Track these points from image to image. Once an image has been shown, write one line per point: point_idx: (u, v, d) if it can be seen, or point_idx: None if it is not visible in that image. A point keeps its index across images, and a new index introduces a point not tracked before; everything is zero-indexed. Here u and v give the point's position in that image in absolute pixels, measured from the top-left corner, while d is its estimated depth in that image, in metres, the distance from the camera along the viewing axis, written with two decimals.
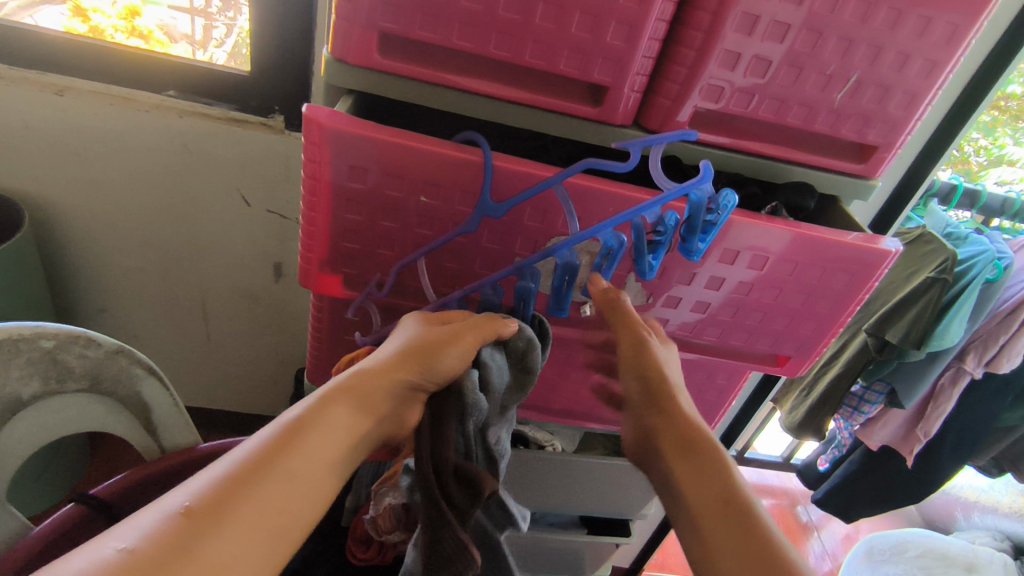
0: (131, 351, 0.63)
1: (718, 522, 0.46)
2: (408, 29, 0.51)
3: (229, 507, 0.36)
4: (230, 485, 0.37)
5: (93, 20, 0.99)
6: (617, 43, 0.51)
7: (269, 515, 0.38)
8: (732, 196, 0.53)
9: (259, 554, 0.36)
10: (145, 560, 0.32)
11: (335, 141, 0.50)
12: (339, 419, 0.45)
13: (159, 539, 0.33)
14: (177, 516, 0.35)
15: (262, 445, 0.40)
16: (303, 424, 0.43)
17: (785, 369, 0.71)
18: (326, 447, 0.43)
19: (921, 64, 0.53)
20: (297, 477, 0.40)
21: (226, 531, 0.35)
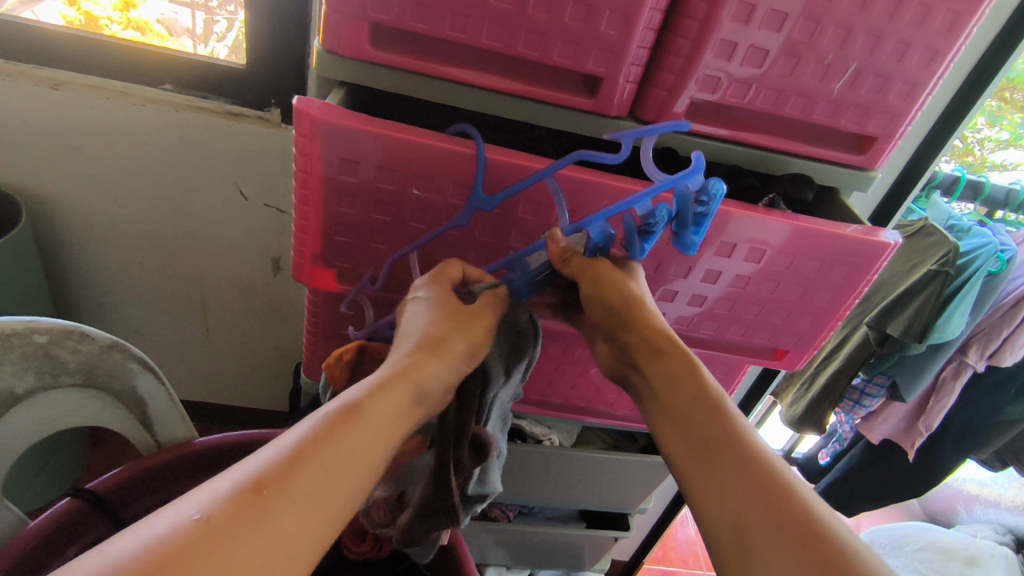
0: (125, 346, 0.63)
1: (716, 463, 0.44)
2: (400, 20, 0.50)
3: (296, 480, 0.36)
4: (298, 457, 0.37)
5: (90, 11, 0.98)
6: (611, 33, 0.51)
7: (331, 490, 0.37)
8: (719, 184, 0.51)
9: (323, 528, 0.36)
10: (220, 528, 0.32)
11: (325, 134, 0.50)
12: (395, 400, 0.44)
13: (231, 507, 0.33)
14: (249, 487, 0.34)
15: (328, 418, 0.40)
16: (364, 402, 0.42)
17: (783, 363, 0.71)
18: (383, 428, 0.42)
19: (921, 53, 0.52)
20: (357, 454, 0.40)
21: (296, 505, 0.35)
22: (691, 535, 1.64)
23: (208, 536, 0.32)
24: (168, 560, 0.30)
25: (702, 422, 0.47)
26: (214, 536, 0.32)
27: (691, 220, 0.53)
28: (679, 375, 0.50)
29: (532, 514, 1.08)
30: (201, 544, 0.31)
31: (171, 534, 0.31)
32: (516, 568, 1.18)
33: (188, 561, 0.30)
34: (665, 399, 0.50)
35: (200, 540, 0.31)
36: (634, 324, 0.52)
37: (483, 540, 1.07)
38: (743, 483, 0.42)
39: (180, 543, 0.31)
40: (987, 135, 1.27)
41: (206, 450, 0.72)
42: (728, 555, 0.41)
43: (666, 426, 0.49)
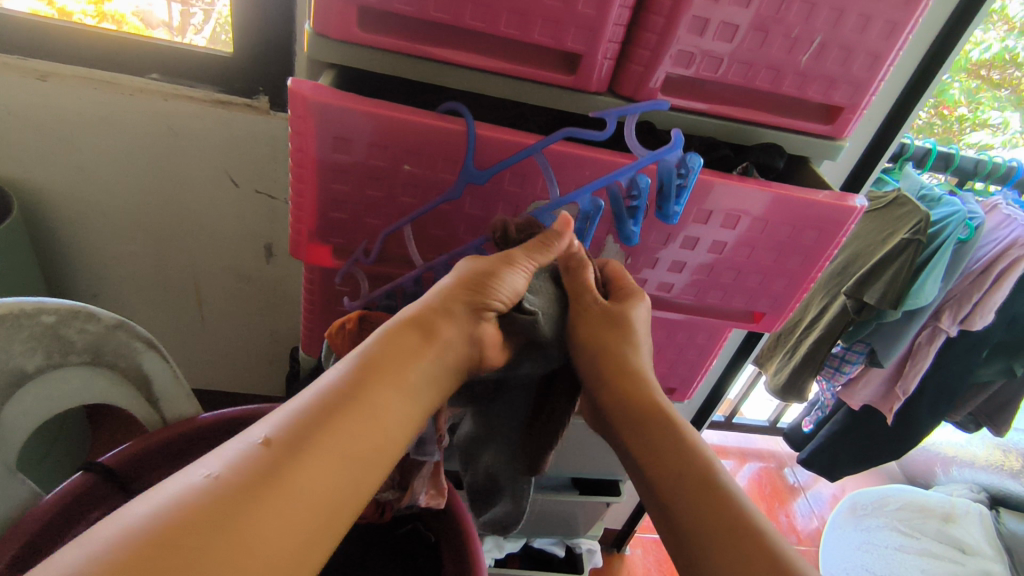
0: (130, 325, 0.65)
1: (708, 541, 0.46)
2: (385, 3, 0.53)
3: (306, 439, 0.39)
4: (303, 419, 0.41)
5: (60, 3, 0.98)
6: (589, 12, 0.53)
7: (342, 447, 0.41)
8: (696, 158, 0.55)
9: (338, 479, 0.40)
10: (232, 484, 0.36)
11: (318, 113, 0.52)
12: (408, 348, 0.48)
13: (240, 470, 0.36)
14: (261, 446, 0.38)
15: (334, 382, 0.44)
16: (370, 361, 0.46)
17: (760, 325, 0.74)
18: (396, 378, 0.46)
19: (881, 25, 0.55)
20: (366, 408, 0.43)
21: (309, 458, 0.39)
22: None
23: (222, 491, 0.35)
24: (186, 513, 0.33)
25: (683, 487, 0.49)
26: (228, 491, 0.35)
27: (674, 191, 0.57)
28: (667, 442, 0.52)
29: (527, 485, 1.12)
30: (210, 498, 0.34)
31: (189, 491, 0.34)
32: (513, 537, 1.21)
33: (204, 513, 0.34)
34: (644, 461, 0.52)
35: (215, 494, 0.35)
36: (621, 391, 0.55)
37: None
38: (724, 546, 0.45)
39: (195, 497, 0.34)
40: (966, 112, 1.35)
41: (211, 425, 0.75)
42: None
43: (649, 480, 0.52)
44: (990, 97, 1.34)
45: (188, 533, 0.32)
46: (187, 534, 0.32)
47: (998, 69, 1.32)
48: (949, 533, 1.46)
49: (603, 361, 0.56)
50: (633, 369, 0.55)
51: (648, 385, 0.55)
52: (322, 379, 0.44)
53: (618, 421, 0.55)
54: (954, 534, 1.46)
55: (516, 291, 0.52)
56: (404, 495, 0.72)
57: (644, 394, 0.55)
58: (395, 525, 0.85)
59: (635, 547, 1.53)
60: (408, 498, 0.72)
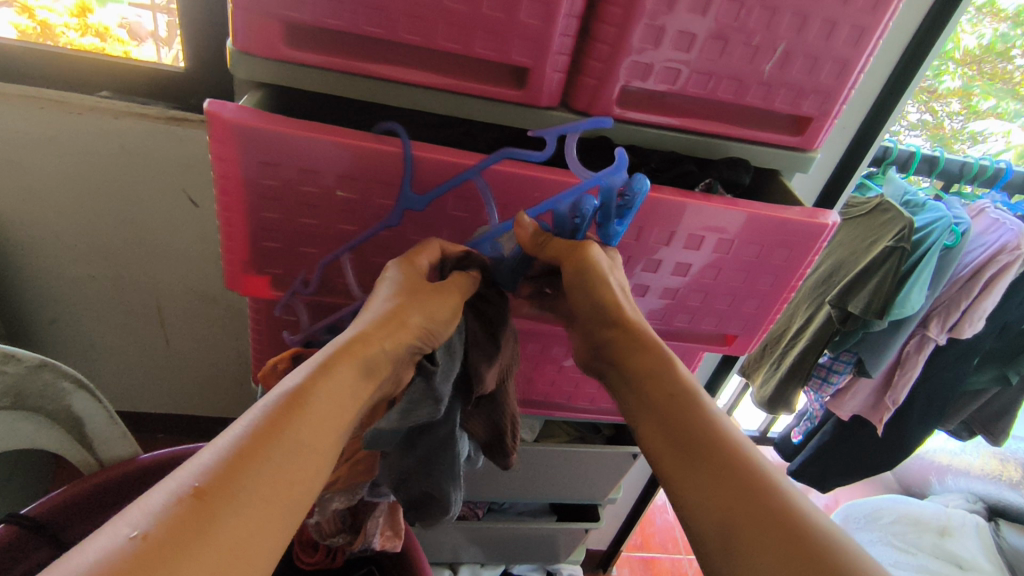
0: (56, 365, 0.61)
1: (698, 462, 0.45)
2: (312, 18, 0.48)
3: (243, 481, 0.34)
4: (239, 459, 0.35)
5: (40, 17, 0.93)
6: (533, 22, 0.49)
7: (283, 489, 0.35)
8: (643, 178, 0.50)
9: (281, 525, 0.35)
10: (165, 544, 0.30)
11: (241, 139, 0.48)
12: (344, 381, 0.43)
13: (169, 524, 0.30)
14: (193, 491, 0.32)
15: (269, 415, 0.37)
16: (308, 388, 0.40)
17: (733, 348, 0.70)
18: (334, 412, 0.41)
19: (849, 31, 0.51)
20: (305, 446, 0.38)
21: (247, 506, 0.33)
22: (670, 520, 1.64)
23: (154, 553, 0.29)
24: None
25: (682, 416, 0.48)
26: (158, 557, 0.29)
27: (615, 210, 0.53)
28: (658, 370, 0.51)
29: (503, 510, 1.08)
30: (141, 565, 0.28)
31: (106, 561, 0.28)
32: (490, 564, 1.17)
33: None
34: (644, 390, 0.51)
35: (141, 561, 0.28)
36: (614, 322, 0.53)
37: (455, 539, 1.06)
38: (728, 484, 0.42)
39: (117, 567, 0.28)
40: (956, 108, 1.35)
41: (150, 466, 0.71)
42: (712, 547, 0.41)
43: (646, 421, 0.50)
44: (984, 90, 1.34)
45: None
46: None
47: (991, 62, 1.31)
48: (945, 546, 1.42)
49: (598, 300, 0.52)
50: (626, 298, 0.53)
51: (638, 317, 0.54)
52: (254, 412, 0.38)
53: (624, 353, 0.53)
54: (949, 547, 1.41)
55: (435, 333, 0.50)
56: (355, 539, 0.68)
57: (637, 324, 0.53)
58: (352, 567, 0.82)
59: (623, 567, 1.49)
60: (360, 542, 0.69)
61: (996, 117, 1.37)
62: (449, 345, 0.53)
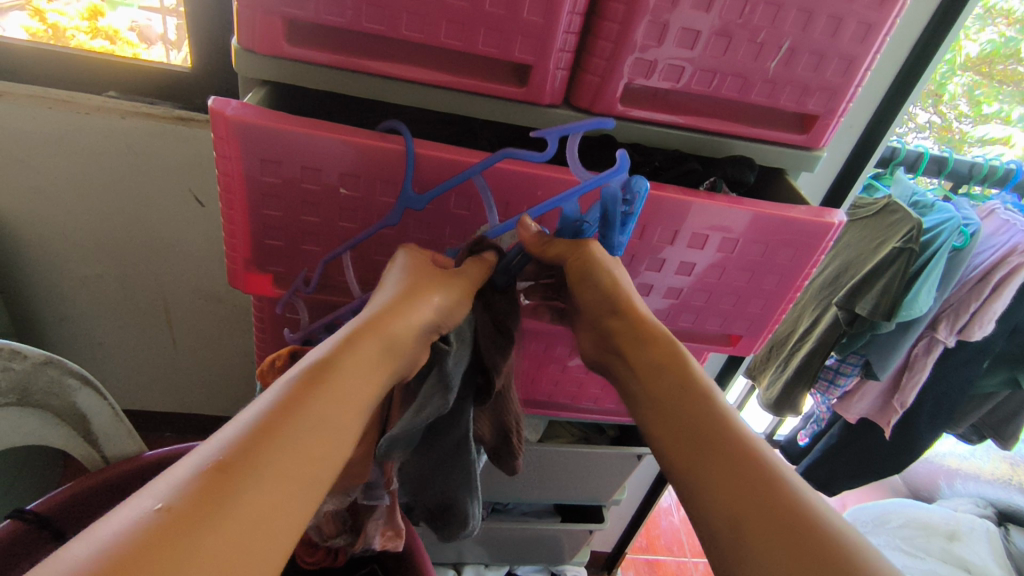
0: (61, 361, 0.61)
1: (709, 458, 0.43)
2: (315, 15, 0.49)
3: (269, 453, 0.33)
4: (264, 433, 0.33)
5: (50, 20, 0.95)
6: (536, 19, 0.49)
7: (310, 463, 0.34)
8: (641, 180, 0.50)
9: (309, 500, 0.34)
10: (191, 514, 0.28)
11: (243, 136, 0.48)
12: (371, 353, 0.42)
13: (195, 494, 0.29)
14: (219, 461, 0.31)
15: (290, 391, 0.36)
16: (333, 361, 0.39)
17: (738, 348, 0.70)
18: (361, 386, 0.40)
19: (855, 27, 0.51)
20: (331, 420, 0.37)
21: (274, 477, 0.32)
22: (675, 523, 1.63)
23: (180, 522, 0.28)
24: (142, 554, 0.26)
25: (688, 419, 0.45)
26: (181, 530, 0.28)
27: (619, 219, 0.52)
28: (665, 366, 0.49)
29: (507, 510, 1.08)
30: (168, 535, 0.27)
31: (132, 531, 0.27)
32: (494, 565, 1.17)
33: (161, 554, 0.26)
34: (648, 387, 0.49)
35: (167, 531, 0.27)
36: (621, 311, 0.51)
37: (458, 539, 1.06)
38: (741, 483, 0.40)
39: (145, 538, 0.27)
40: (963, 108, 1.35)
41: (154, 464, 0.71)
42: (723, 548, 0.39)
43: (650, 415, 0.48)
44: (991, 91, 1.33)
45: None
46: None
47: (1004, 64, 1.30)
48: (953, 551, 1.39)
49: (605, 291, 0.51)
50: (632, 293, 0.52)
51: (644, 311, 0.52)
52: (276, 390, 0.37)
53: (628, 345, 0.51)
54: (959, 551, 1.39)
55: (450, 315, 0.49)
56: (356, 540, 0.69)
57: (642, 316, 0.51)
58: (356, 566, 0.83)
59: (628, 569, 1.48)
60: (362, 542, 0.70)
61: (999, 121, 1.35)
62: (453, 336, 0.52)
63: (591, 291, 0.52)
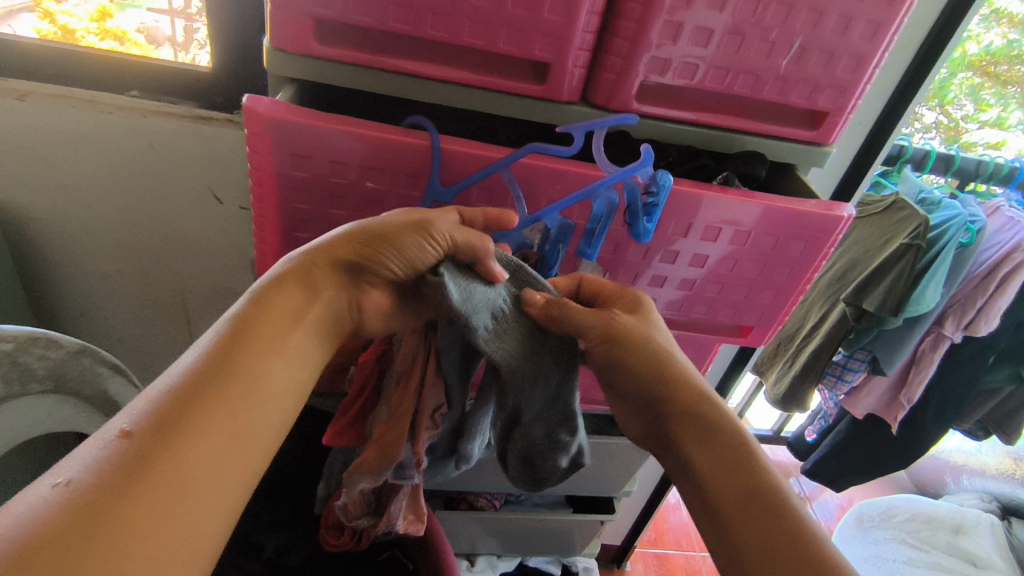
0: (94, 350, 0.64)
1: (754, 527, 0.47)
2: (344, 15, 0.51)
3: (177, 424, 0.40)
4: (174, 403, 0.41)
5: (60, 21, 0.98)
6: (555, 18, 0.51)
7: (220, 426, 0.42)
8: (667, 175, 0.53)
9: (222, 455, 0.41)
10: (105, 484, 0.36)
11: (276, 132, 0.50)
12: (288, 307, 0.49)
13: (112, 465, 0.37)
14: (144, 422, 0.39)
15: (201, 356, 0.44)
16: (238, 332, 0.46)
17: (748, 340, 0.71)
18: (271, 344, 0.47)
19: (864, 26, 0.53)
20: (238, 382, 0.44)
21: (185, 441, 0.40)
22: (684, 518, 1.64)
23: (98, 490, 0.35)
24: (63, 522, 0.33)
25: (757, 520, 0.47)
26: (99, 498, 0.35)
27: (642, 209, 0.55)
28: (708, 435, 0.52)
29: (519, 502, 1.09)
30: (87, 502, 0.35)
31: (53, 504, 0.34)
32: (507, 556, 1.19)
33: (92, 515, 0.34)
34: (705, 476, 0.51)
35: (86, 499, 0.35)
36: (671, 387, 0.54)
37: (472, 529, 1.08)
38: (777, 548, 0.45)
39: (63, 510, 0.34)
40: (968, 109, 1.37)
41: None
42: None
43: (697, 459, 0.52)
44: (992, 94, 1.35)
45: (68, 538, 0.33)
46: (73, 538, 0.33)
47: (1007, 66, 1.31)
48: (959, 545, 1.42)
49: (645, 365, 0.54)
50: (670, 361, 0.54)
51: (683, 368, 0.55)
52: (197, 351, 0.45)
53: (676, 417, 0.53)
54: (963, 545, 1.41)
55: (416, 262, 0.51)
56: (379, 521, 0.70)
57: (693, 386, 0.54)
58: (373, 552, 0.86)
59: (636, 562, 1.50)
60: (384, 524, 0.71)
61: (994, 126, 1.39)
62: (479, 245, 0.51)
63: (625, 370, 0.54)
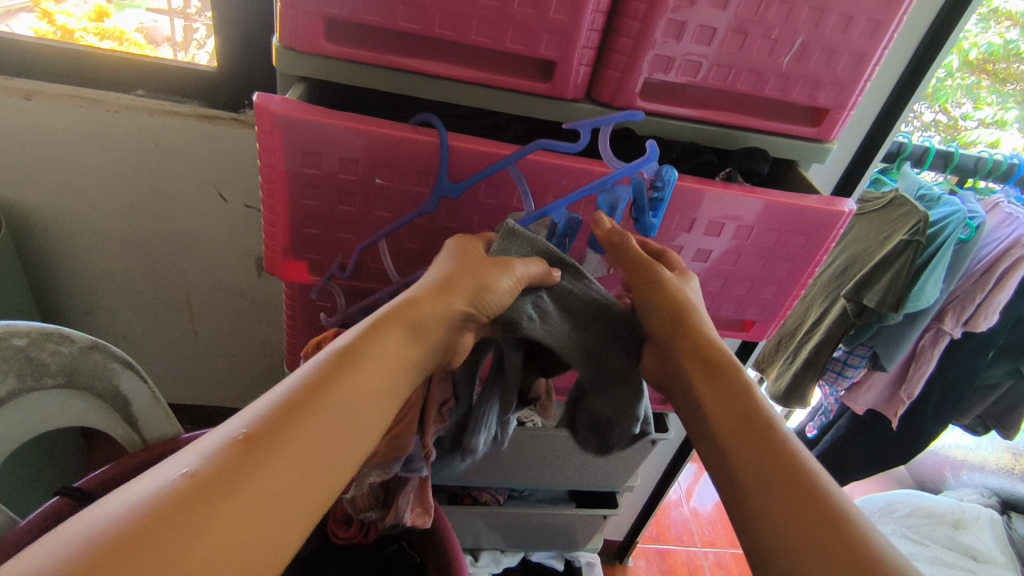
0: (105, 346, 0.64)
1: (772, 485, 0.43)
2: (353, 14, 0.51)
3: (285, 435, 0.37)
4: (286, 410, 0.38)
5: (60, 21, 0.98)
6: (561, 17, 0.52)
7: (322, 451, 0.38)
8: (672, 170, 0.54)
9: (320, 481, 0.37)
10: (212, 481, 0.33)
11: (287, 129, 0.51)
12: (392, 345, 0.45)
13: (219, 463, 0.34)
14: (233, 446, 0.35)
15: (312, 374, 0.41)
16: (354, 349, 0.43)
17: (751, 334, 0.73)
18: (380, 372, 0.44)
19: (865, 24, 0.54)
20: (347, 405, 0.41)
21: (288, 453, 0.36)
22: (685, 514, 1.66)
23: (204, 484, 0.33)
24: (162, 513, 0.31)
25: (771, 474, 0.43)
26: (201, 495, 0.32)
27: (648, 204, 0.57)
28: (730, 390, 0.50)
29: (524, 497, 1.12)
30: (188, 495, 0.32)
31: (160, 492, 0.32)
32: (510, 551, 1.20)
33: (190, 511, 0.31)
34: (718, 426, 0.48)
35: (188, 496, 0.32)
36: (690, 333, 0.53)
37: (475, 524, 1.09)
38: (795, 509, 0.41)
39: (166, 500, 0.31)
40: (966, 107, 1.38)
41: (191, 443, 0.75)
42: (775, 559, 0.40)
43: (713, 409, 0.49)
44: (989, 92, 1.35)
45: (163, 531, 0.30)
46: (167, 532, 0.30)
47: (1005, 63, 1.32)
48: (958, 539, 1.42)
49: (675, 310, 0.54)
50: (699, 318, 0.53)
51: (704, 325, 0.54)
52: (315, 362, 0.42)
53: (695, 368, 0.52)
54: (963, 539, 1.42)
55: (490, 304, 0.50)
56: (387, 514, 0.71)
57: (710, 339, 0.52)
58: (381, 545, 0.87)
59: (638, 558, 1.51)
60: (392, 517, 0.72)
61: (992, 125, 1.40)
62: (506, 231, 0.53)
63: (659, 316, 0.55)
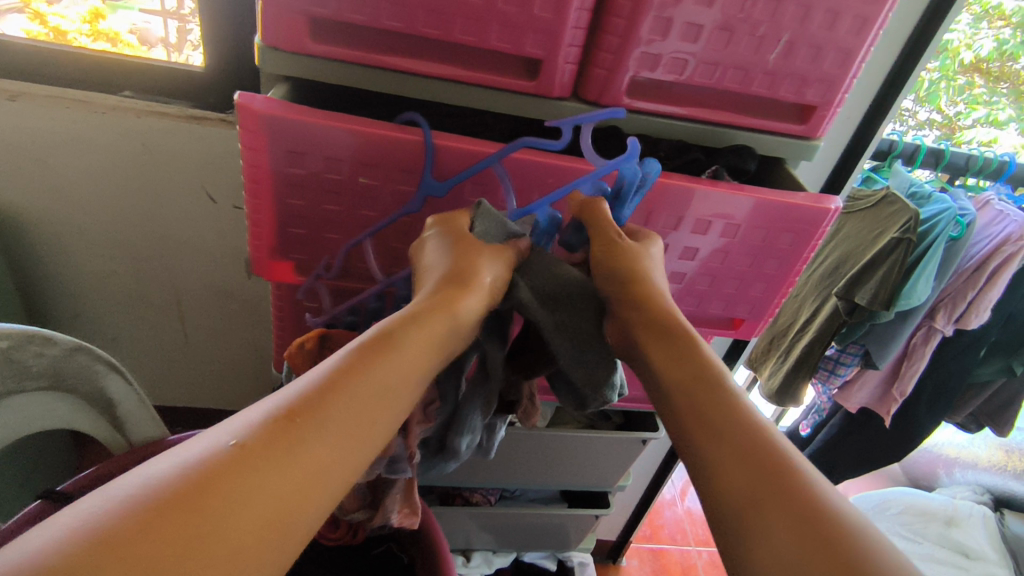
0: (88, 347, 0.64)
1: (724, 447, 0.40)
2: (338, 13, 0.51)
3: (328, 413, 0.36)
4: (328, 389, 0.37)
5: (53, 23, 0.97)
6: (546, 15, 0.52)
7: (358, 432, 0.37)
8: (654, 163, 0.54)
9: (357, 461, 0.36)
10: (259, 451, 0.32)
11: (270, 128, 0.51)
12: (429, 327, 0.45)
13: (264, 434, 0.33)
14: (276, 419, 0.34)
15: (354, 353, 0.40)
16: (393, 332, 0.43)
17: (739, 332, 0.72)
18: (418, 356, 0.43)
19: (852, 21, 0.53)
20: (387, 387, 0.40)
21: (329, 431, 0.35)
22: (679, 513, 1.66)
23: (252, 453, 0.32)
24: (209, 476, 0.30)
25: (724, 432, 0.41)
26: (244, 462, 0.31)
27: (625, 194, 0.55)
28: (684, 353, 0.47)
29: (514, 497, 1.11)
30: (234, 463, 0.31)
31: (207, 457, 0.31)
32: (502, 551, 1.20)
33: (234, 477, 0.31)
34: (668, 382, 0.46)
35: (234, 463, 0.31)
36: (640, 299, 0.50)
37: (465, 525, 1.08)
38: (747, 466, 0.38)
39: (213, 465, 0.31)
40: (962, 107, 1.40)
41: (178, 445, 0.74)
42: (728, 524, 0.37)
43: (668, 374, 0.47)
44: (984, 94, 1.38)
45: (211, 496, 0.29)
46: (215, 498, 0.30)
47: None
48: (951, 537, 1.43)
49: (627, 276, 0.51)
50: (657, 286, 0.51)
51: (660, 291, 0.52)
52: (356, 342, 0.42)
53: (654, 334, 0.49)
54: (956, 538, 1.42)
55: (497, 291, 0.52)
56: (374, 514, 0.71)
57: (665, 305, 0.50)
58: (370, 545, 0.88)
59: (631, 558, 1.51)
60: (379, 517, 0.71)
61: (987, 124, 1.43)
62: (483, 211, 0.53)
63: (611, 283, 0.53)
